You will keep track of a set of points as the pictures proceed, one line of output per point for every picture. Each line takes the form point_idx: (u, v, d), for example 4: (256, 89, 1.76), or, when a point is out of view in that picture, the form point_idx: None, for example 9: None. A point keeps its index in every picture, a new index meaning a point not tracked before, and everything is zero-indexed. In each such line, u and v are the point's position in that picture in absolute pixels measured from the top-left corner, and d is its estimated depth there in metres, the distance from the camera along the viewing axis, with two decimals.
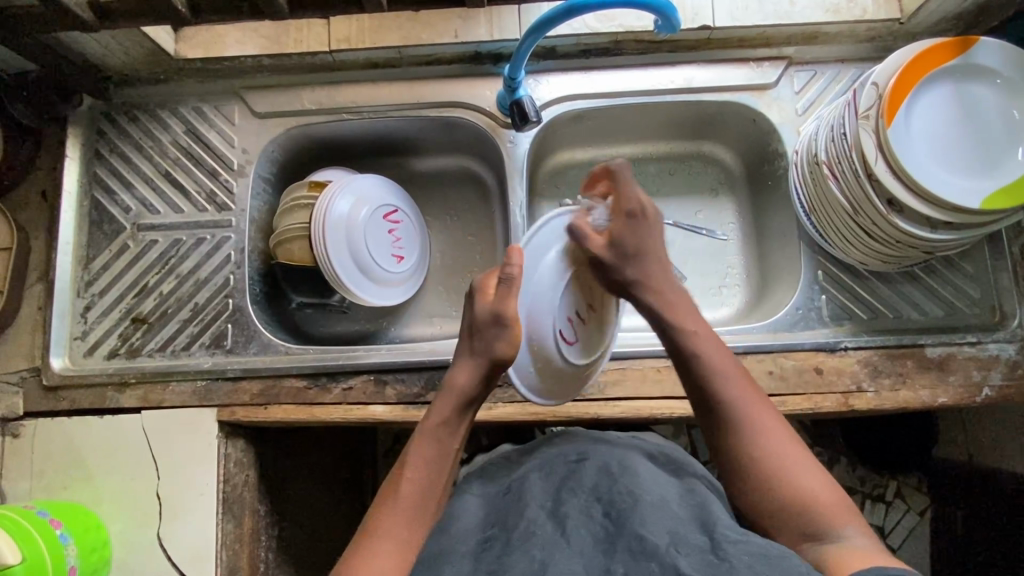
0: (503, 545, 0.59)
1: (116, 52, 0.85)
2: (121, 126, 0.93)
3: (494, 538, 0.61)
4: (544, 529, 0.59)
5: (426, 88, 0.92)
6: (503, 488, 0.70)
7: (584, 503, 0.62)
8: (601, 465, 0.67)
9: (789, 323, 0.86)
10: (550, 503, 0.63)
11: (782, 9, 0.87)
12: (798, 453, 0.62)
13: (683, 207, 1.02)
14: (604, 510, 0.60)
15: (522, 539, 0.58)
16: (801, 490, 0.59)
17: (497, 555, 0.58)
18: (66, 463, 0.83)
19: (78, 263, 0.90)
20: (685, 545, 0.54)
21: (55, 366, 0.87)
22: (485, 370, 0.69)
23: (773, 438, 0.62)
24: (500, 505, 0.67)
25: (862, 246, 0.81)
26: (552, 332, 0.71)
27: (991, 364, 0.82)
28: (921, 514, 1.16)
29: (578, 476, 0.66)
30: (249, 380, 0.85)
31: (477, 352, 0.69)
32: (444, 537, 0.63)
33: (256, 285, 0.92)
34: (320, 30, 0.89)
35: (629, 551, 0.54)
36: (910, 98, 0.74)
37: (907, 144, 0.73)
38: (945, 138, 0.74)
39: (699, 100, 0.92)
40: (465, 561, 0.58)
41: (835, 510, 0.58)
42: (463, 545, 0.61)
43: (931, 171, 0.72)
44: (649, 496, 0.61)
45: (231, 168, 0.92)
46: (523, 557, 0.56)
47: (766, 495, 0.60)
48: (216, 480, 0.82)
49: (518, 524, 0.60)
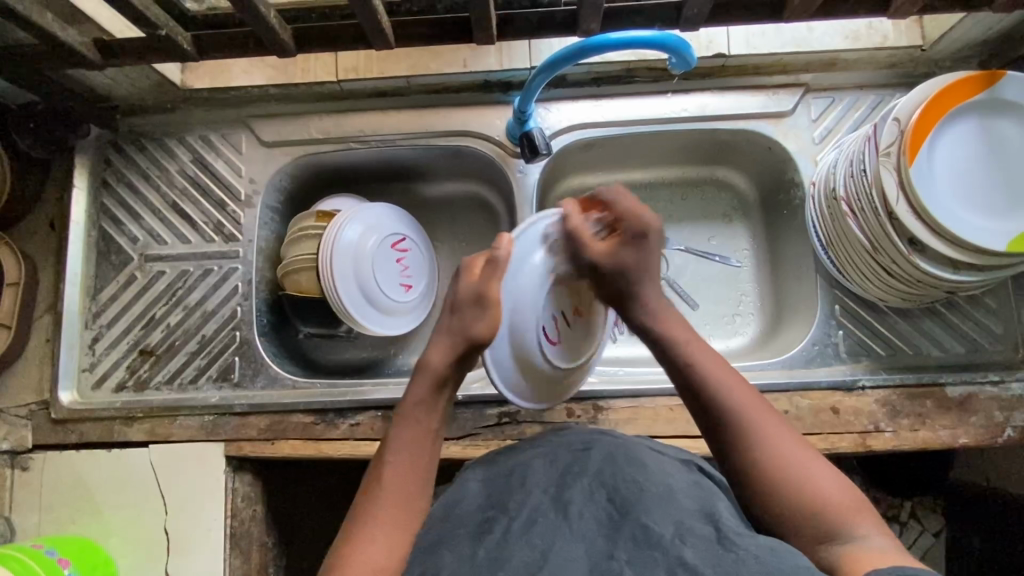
0: (503, 531, 0.56)
1: (123, 84, 0.84)
2: (128, 154, 0.92)
3: (494, 520, 0.58)
4: (548, 517, 0.57)
5: (435, 117, 0.90)
6: (505, 468, 0.65)
7: (589, 487, 0.59)
8: (609, 449, 0.63)
9: (805, 360, 0.85)
10: (554, 490, 0.60)
11: (800, 36, 0.85)
12: (806, 452, 0.59)
13: (696, 233, 1.00)
14: (608, 494, 0.58)
15: (524, 528, 0.56)
16: (808, 485, 0.57)
17: (498, 540, 0.55)
18: (74, 498, 0.83)
19: (86, 294, 0.90)
20: (690, 535, 0.52)
21: (64, 400, 0.86)
22: (459, 350, 0.67)
23: (776, 435, 0.60)
24: (502, 484, 0.62)
25: (881, 283, 0.79)
26: (535, 327, 0.69)
27: (1014, 404, 0.80)
28: (936, 534, 1.10)
29: (583, 462, 0.62)
30: (257, 416, 0.85)
31: (455, 331, 0.67)
32: (444, 522, 0.60)
33: (264, 316, 0.91)
34: (328, 60, 0.88)
35: (633, 540, 0.53)
36: (933, 134, 0.71)
37: (931, 183, 0.70)
38: (969, 176, 0.72)
39: (713, 128, 0.90)
40: (464, 543, 0.56)
41: (850, 508, 0.55)
42: (461, 527, 0.58)
43: (955, 212, 0.70)
44: (655, 482, 0.58)
45: (239, 199, 0.91)
46: (524, 547, 0.54)
47: (771, 495, 0.57)
48: (224, 516, 0.82)
49: (521, 512, 0.58)
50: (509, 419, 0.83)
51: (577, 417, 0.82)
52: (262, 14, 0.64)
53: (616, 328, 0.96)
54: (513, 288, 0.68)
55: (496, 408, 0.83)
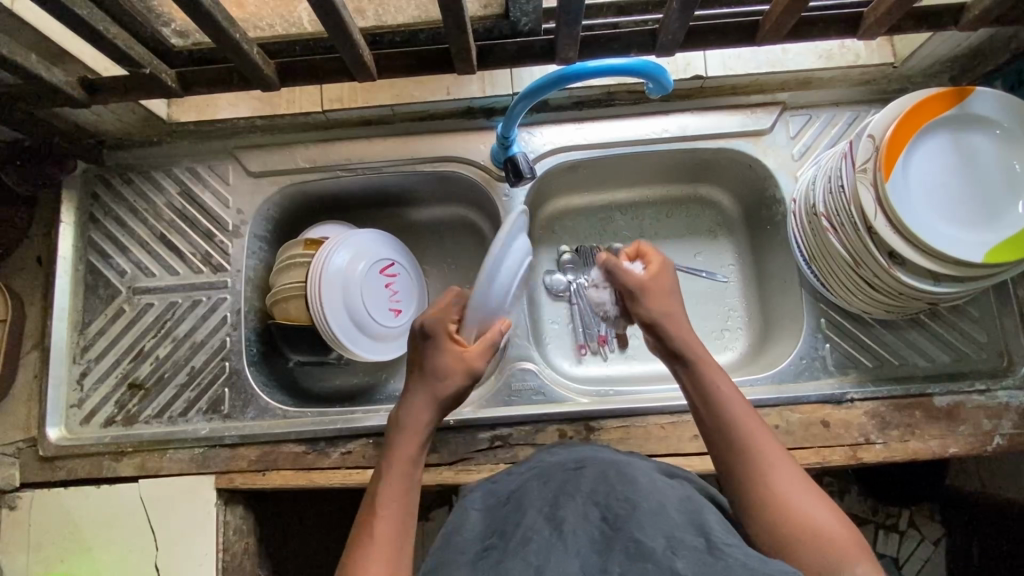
0: (501, 552, 0.56)
1: (109, 119, 0.85)
2: (115, 188, 0.93)
3: (493, 546, 0.58)
4: (541, 534, 0.56)
5: (421, 143, 0.91)
6: (504, 496, 0.65)
7: (581, 506, 0.58)
8: (601, 468, 0.63)
9: (793, 373, 0.85)
10: (548, 508, 0.59)
11: (774, 57, 0.87)
12: (808, 486, 0.59)
13: (682, 250, 1.01)
14: (601, 513, 0.57)
15: (519, 545, 0.55)
16: (812, 522, 0.55)
17: (495, 560, 0.55)
18: (61, 537, 0.81)
19: (74, 328, 0.90)
20: (682, 547, 0.51)
21: (51, 436, 0.86)
22: (433, 406, 0.72)
23: (784, 471, 0.60)
24: (503, 512, 0.63)
25: (863, 296, 0.80)
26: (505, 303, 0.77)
27: (1001, 412, 0.81)
28: (936, 543, 1.09)
29: (576, 481, 0.62)
30: (247, 447, 0.84)
31: (424, 392, 0.72)
32: (445, 548, 0.60)
33: (253, 345, 0.91)
34: (313, 91, 0.89)
35: (626, 552, 0.52)
36: (906, 150, 0.73)
37: (906, 198, 0.71)
38: (944, 192, 0.73)
39: (694, 148, 0.91)
40: (463, 567, 0.56)
41: (846, 545, 0.54)
42: (462, 553, 0.58)
43: (931, 226, 0.71)
44: (646, 498, 0.58)
45: (226, 229, 0.91)
46: (519, 563, 0.53)
47: (775, 527, 0.56)
48: (215, 549, 0.81)
49: (517, 532, 0.57)
50: (501, 442, 0.83)
51: (570, 438, 0.82)
52: (245, 52, 0.66)
53: (606, 346, 0.97)
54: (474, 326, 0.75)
55: (488, 431, 0.83)
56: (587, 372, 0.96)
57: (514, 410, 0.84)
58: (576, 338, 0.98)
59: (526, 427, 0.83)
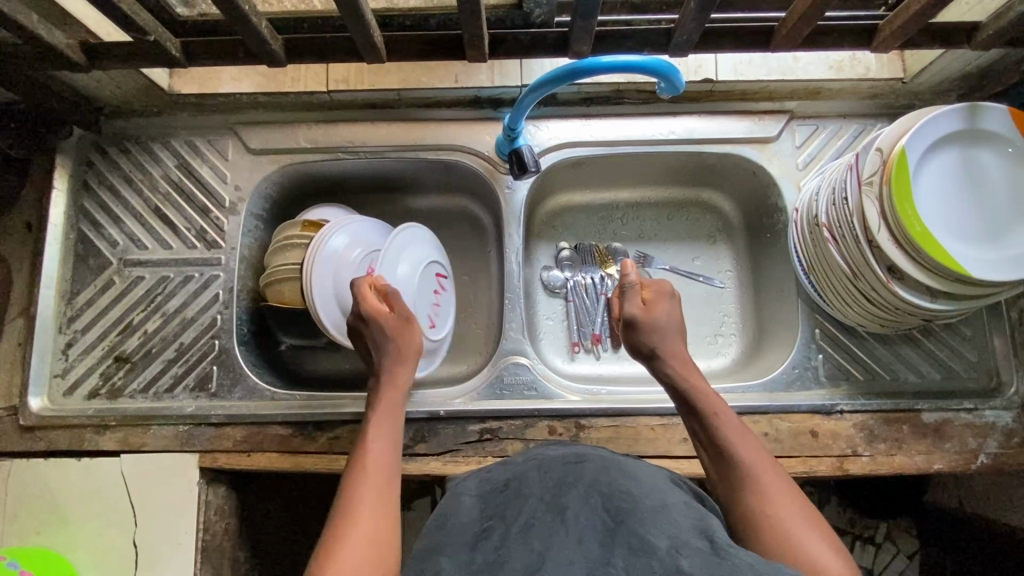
0: (502, 537, 0.54)
1: (109, 86, 0.83)
2: (111, 157, 0.91)
3: (493, 529, 0.55)
4: (543, 521, 0.54)
5: (426, 130, 0.90)
6: (501, 483, 0.62)
7: (583, 494, 0.57)
8: (601, 462, 0.62)
9: (785, 382, 0.85)
10: (550, 496, 0.57)
11: (786, 65, 0.86)
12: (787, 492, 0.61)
13: (680, 253, 1.01)
14: (604, 504, 0.56)
15: (521, 532, 0.53)
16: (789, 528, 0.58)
17: (496, 548, 0.53)
18: (37, 508, 0.80)
19: (62, 297, 0.88)
20: (686, 547, 0.50)
21: (34, 407, 0.84)
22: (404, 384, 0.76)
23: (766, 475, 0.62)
24: (499, 499, 0.60)
25: (860, 309, 0.80)
26: (925, 171, 0.73)
27: (987, 431, 0.82)
28: (911, 557, 1.11)
29: (577, 473, 0.60)
30: (233, 427, 0.83)
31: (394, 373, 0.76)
32: (440, 532, 0.57)
33: (244, 325, 0.90)
34: (318, 69, 0.87)
35: (629, 547, 0.51)
36: (925, 162, 0.73)
37: (933, 210, 0.72)
38: (961, 209, 0.73)
39: (699, 151, 0.91)
40: (462, 549, 0.54)
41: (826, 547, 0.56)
42: (461, 533, 0.56)
43: (946, 239, 0.70)
44: (649, 496, 0.57)
45: (223, 206, 0.90)
46: (522, 550, 0.51)
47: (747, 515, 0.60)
48: (196, 528, 0.80)
49: (517, 519, 0.55)
50: (489, 436, 0.82)
51: (559, 435, 0.82)
52: (254, 25, 0.64)
53: (599, 345, 0.97)
54: (934, 158, 0.73)
55: (477, 424, 0.83)
56: (580, 370, 0.96)
57: (504, 403, 0.84)
58: (570, 335, 0.97)
59: (515, 422, 0.83)
